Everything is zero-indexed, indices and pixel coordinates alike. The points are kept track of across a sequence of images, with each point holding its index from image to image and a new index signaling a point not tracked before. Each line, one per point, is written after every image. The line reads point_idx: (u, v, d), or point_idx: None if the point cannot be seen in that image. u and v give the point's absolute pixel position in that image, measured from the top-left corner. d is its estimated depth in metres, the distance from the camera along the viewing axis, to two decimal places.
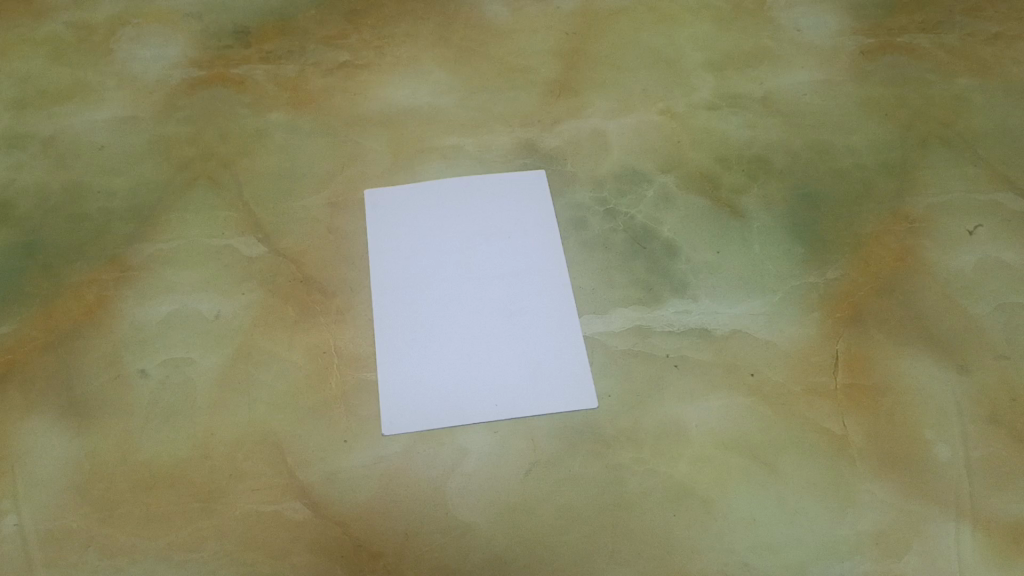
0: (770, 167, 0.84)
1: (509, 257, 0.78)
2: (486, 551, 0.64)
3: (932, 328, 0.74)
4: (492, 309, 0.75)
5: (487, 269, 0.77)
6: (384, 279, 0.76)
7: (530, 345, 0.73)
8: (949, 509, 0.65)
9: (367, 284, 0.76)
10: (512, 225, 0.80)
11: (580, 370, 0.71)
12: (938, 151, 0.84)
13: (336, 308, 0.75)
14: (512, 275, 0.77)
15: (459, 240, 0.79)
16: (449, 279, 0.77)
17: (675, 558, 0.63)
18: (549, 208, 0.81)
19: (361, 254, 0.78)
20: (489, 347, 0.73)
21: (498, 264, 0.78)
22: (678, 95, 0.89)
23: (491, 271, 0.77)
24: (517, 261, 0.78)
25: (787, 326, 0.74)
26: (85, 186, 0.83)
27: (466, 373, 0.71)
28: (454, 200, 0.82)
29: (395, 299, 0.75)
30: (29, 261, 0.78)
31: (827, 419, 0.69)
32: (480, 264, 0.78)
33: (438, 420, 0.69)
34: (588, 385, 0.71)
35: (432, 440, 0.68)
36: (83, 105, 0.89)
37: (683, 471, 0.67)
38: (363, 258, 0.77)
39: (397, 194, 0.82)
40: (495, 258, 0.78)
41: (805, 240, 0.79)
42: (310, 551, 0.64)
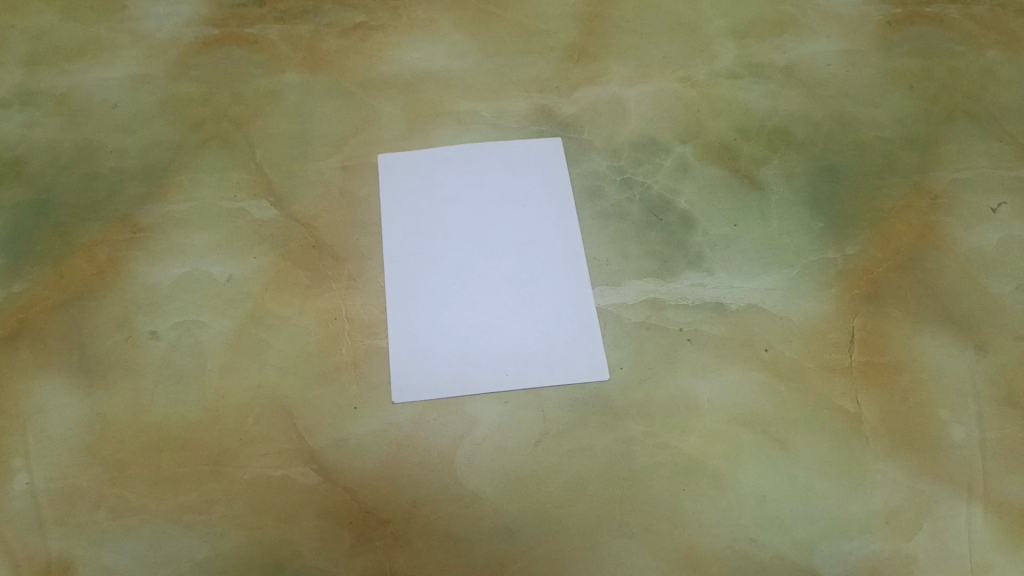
0: (790, 138, 0.82)
1: (522, 225, 0.77)
2: (494, 521, 0.64)
3: (951, 307, 0.72)
4: (504, 278, 0.74)
5: (499, 237, 0.76)
6: (397, 245, 0.76)
7: (542, 316, 0.72)
8: (961, 490, 0.65)
9: (379, 249, 0.75)
10: (526, 193, 0.79)
11: (591, 341, 0.71)
12: (963, 125, 0.82)
13: (348, 274, 0.74)
14: (526, 244, 0.76)
15: (472, 207, 0.78)
16: (462, 247, 0.76)
17: (683, 533, 0.63)
18: (563, 176, 0.80)
19: (374, 219, 0.77)
20: (500, 316, 0.72)
21: (511, 232, 0.77)
22: (699, 63, 0.88)
23: (504, 239, 0.76)
24: (530, 230, 0.77)
25: (804, 301, 0.73)
26: (97, 145, 0.82)
27: (478, 342, 0.71)
28: (468, 166, 0.81)
29: (407, 265, 0.75)
30: (41, 220, 0.77)
31: (841, 397, 0.69)
32: (494, 232, 0.77)
33: (449, 389, 0.69)
34: (599, 357, 0.70)
35: (442, 409, 0.68)
36: (96, 63, 0.88)
37: (694, 446, 0.67)
38: (376, 224, 0.77)
39: (410, 159, 0.81)
40: (508, 226, 0.77)
41: (824, 214, 0.77)
42: (318, 516, 0.64)
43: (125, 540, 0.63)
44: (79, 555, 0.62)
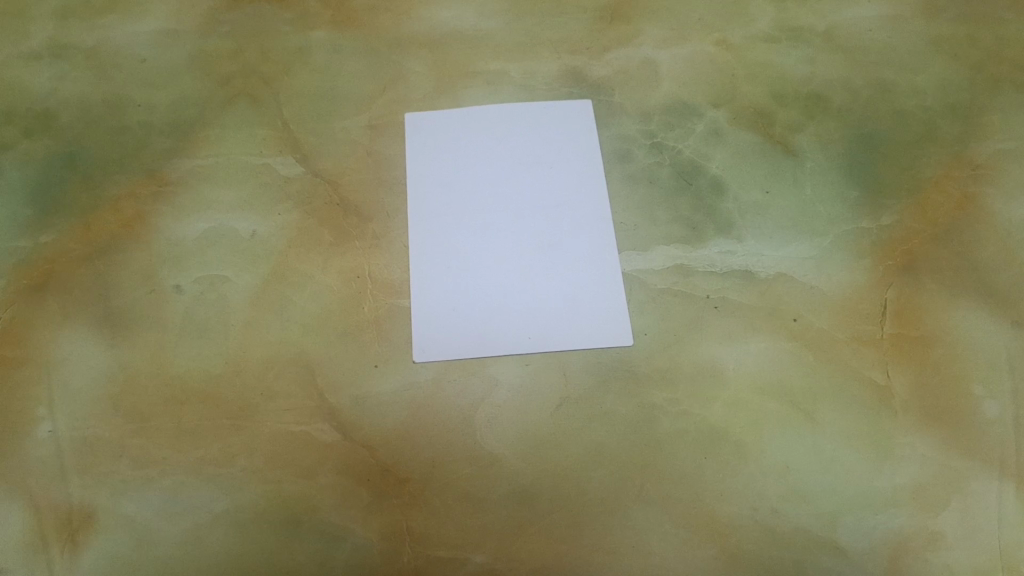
0: (828, 105, 0.80)
1: (549, 188, 0.76)
2: (512, 483, 0.63)
3: (989, 281, 0.70)
4: (531, 241, 0.73)
5: (525, 199, 0.75)
6: (421, 205, 0.75)
7: (569, 279, 0.71)
8: (993, 467, 0.63)
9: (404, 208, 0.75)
10: (556, 156, 0.78)
11: (616, 307, 0.70)
12: (1009, 94, 0.79)
13: (373, 231, 0.73)
14: (554, 206, 0.75)
15: (500, 169, 0.77)
16: (488, 207, 0.75)
17: (706, 501, 0.62)
18: (594, 140, 0.78)
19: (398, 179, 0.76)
20: (527, 279, 0.71)
21: (538, 194, 0.76)
22: (736, 26, 0.85)
23: (530, 202, 0.75)
24: (557, 193, 0.76)
25: (835, 271, 0.71)
26: (127, 98, 0.82)
27: (502, 304, 0.70)
28: (496, 127, 0.79)
29: (432, 225, 0.74)
30: (69, 172, 0.77)
31: (871, 369, 0.67)
32: (521, 194, 0.76)
33: (471, 351, 0.68)
34: (624, 322, 0.69)
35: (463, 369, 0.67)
36: (126, 18, 0.87)
37: (718, 414, 0.66)
38: (400, 183, 0.76)
39: (435, 120, 0.80)
40: (535, 189, 0.76)
41: (860, 182, 0.75)
42: (337, 473, 0.64)
43: (146, 490, 0.63)
44: (101, 504, 0.63)
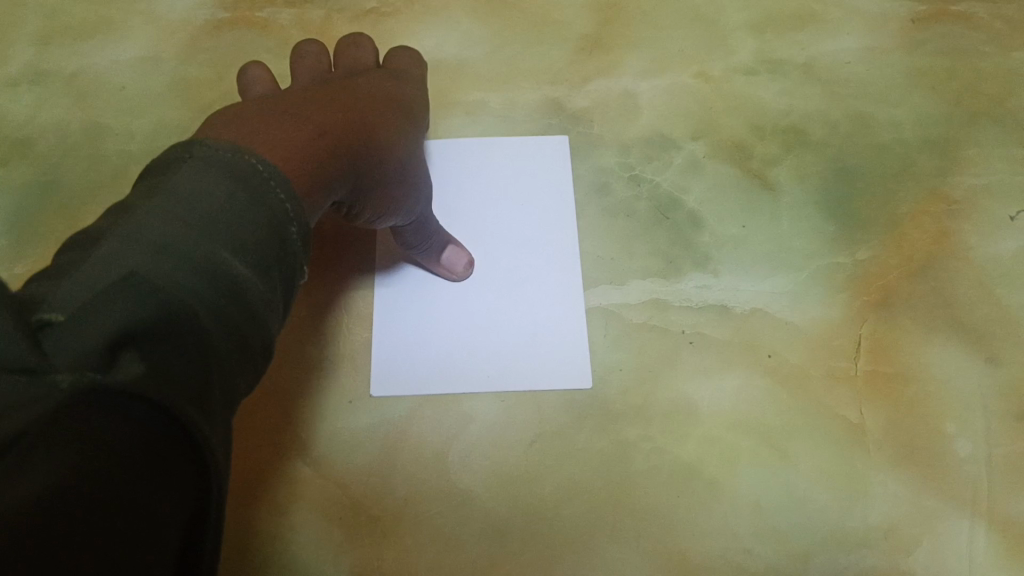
0: (806, 138, 0.80)
1: (519, 224, 0.76)
2: (484, 520, 0.63)
3: (964, 318, 0.71)
4: (500, 276, 0.73)
5: (495, 235, 0.75)
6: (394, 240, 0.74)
7: (536, 315, 0.71)
8: (965, 506, 0.64)
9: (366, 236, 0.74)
10: (525, 190, 0.78)
11: (579, 347, 0.69)
12: (986, 129, 0.80)
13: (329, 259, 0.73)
14: (522, 241, 0.75)
15: (472, 204, 0.77)
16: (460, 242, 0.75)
17: (678, 537, 0.62)
18: (562, 173, 0.78)
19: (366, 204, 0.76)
20: (496, 316, 0.71)
21: (508, 229, 0.76)
22: (717, 57, 0.85)
23: (499, 238, 0.75)
24: (527, 230, 0.76)
25: (811, 305, 0.71)
26: (105, 126, 0.82)
27: (473, 343, 0.70)
28: (468, 160, 0.79)
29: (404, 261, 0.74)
30: (47, 200, 0.78)
31: (845, 407, 0.67)
32: (491, 229, 0.76)
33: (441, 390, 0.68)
34: (585, 363, 0.69)
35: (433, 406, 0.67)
36: (106, 43, 0.86)
37: (691, 451, 0.66)
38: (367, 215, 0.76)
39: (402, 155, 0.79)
40: (505, 225, 0.76)
41: (837, 217, 0.75)
42: (308, 510, 0.63)
43: None
44: None
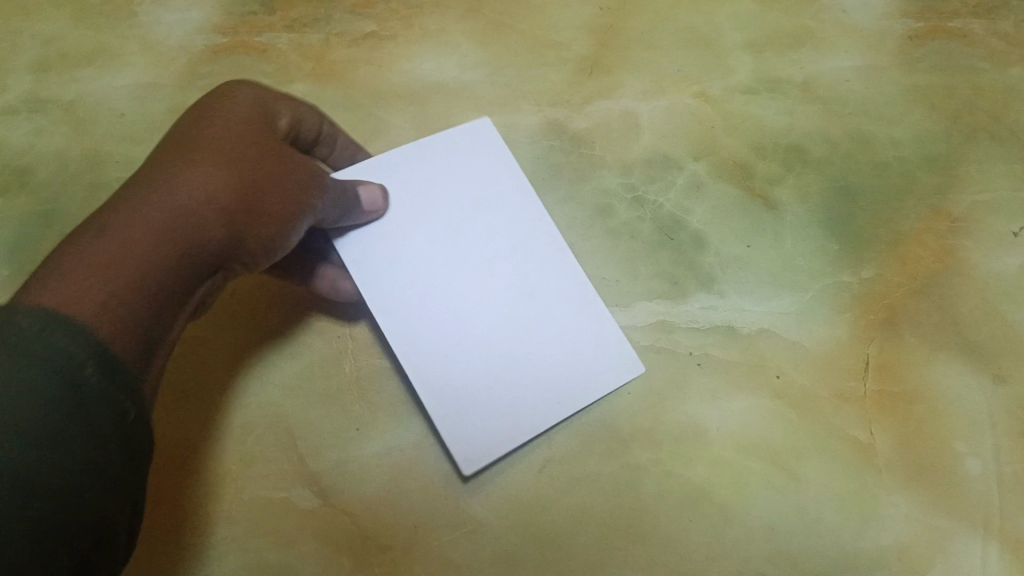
0: (807, 156, 0.80)
1: (501, 231, 0.75)
2: (495, 548, 0.63)
3: (970, 335, 0.71)
4: (509, 293, 0.72)
5: (482, 249, 0.74)
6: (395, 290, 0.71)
7: (558, 321, 0.72)
8: (976, 526, 0.64)
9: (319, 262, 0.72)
10: (488, 194, 0.76)
11: (614, 339, 0.70)
12: (986, 145, 0.80)
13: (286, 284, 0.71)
14: (513, 249, 0.74)
15: (450, 227, 0.75)
16: (459, 272, 0.73)
17: (688, 562, 0.63)
18: (509, 169, 0.78)
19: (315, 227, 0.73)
20: (522, 338, 0.71)
21: (495, 240, 0.74)
22: (715, 76, 0.85)
23: (488, 251, 0.74)
24: (512, 236, 0.75)
25: (816, 325, 0.71)
26: (105, 154, 0.81)
27: (508, 375, 0.69)
28: (426, 180, 0.76)
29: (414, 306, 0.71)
30: (48, 231, 0.78)
31: (854, 427, 0.67)
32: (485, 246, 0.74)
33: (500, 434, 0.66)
34: (627, 350, 0.70)
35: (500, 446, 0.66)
36: (103, 71, 0.86)
37: (701, 475, 0.65)
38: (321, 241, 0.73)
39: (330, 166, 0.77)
40: (488, 235, 0.75)
41: (841, 235, 0.76)
42: (317, 541, 0.63)
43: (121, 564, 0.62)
44: None
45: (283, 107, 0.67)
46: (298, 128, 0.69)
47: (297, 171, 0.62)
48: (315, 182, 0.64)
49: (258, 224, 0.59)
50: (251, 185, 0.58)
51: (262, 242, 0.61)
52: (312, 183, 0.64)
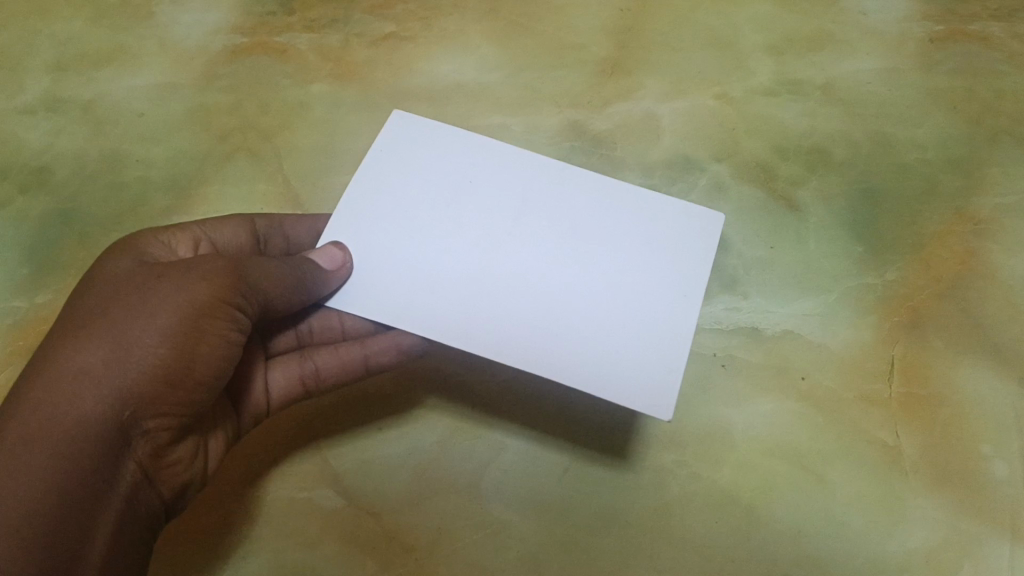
0: (829, 159, 0.80)
1: None
2: (521, 549, 0.62)
3: (995, 338, 0.70)
4: (551, 239, 0.62)
5: None
6: (442, 301, 0.60)
7: (626, 234, 0.63)
8: (1005, 529, 0.63)
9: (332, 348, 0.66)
10: (445, 160, 0.65)
11: None
12: (1007, 148, 0.80)
13: (303, 377, 0.65)
14: (522, 201, 0.64)
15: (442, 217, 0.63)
16: (489, 253, 0.61)
17: (715, 566, 0.62)
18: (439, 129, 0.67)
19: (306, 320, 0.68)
20: (604, 275, 0.61)
21: (497, 198, 0.64)
22: (735, 79, 0.84)
23: None
24: None
25: (842, 326, 0.71)
26: (124, 154, 0.81)
27: (617, 308, 0.60)
28: (381, 180, 0.64)
29: (474, 300, 0.60)
30: (66, 230, 0.77)
31: (880, 429, 0.67)
32: (496, 214, 0.63)
33: (661, 358, 0.58)
34: None
35: (674, 372, 0.57)
36: (122, 71, 0.86)
37: (727, 477, 0.65)
38: (322, 333, 0.69)
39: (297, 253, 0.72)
40: None
41: (864, 238, 0.75)
42: (341, 541, 0.63)
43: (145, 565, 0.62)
44: None
45: (188, 227, 0.65)
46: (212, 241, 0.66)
47: (172, 279, 0.55)
48: (198, 271, 0.55)
49: (153, 352, 0.53)
50: (128, 317, 0.53)
51: (178, 372, 0.54)
52: (198, 274, 0.55)
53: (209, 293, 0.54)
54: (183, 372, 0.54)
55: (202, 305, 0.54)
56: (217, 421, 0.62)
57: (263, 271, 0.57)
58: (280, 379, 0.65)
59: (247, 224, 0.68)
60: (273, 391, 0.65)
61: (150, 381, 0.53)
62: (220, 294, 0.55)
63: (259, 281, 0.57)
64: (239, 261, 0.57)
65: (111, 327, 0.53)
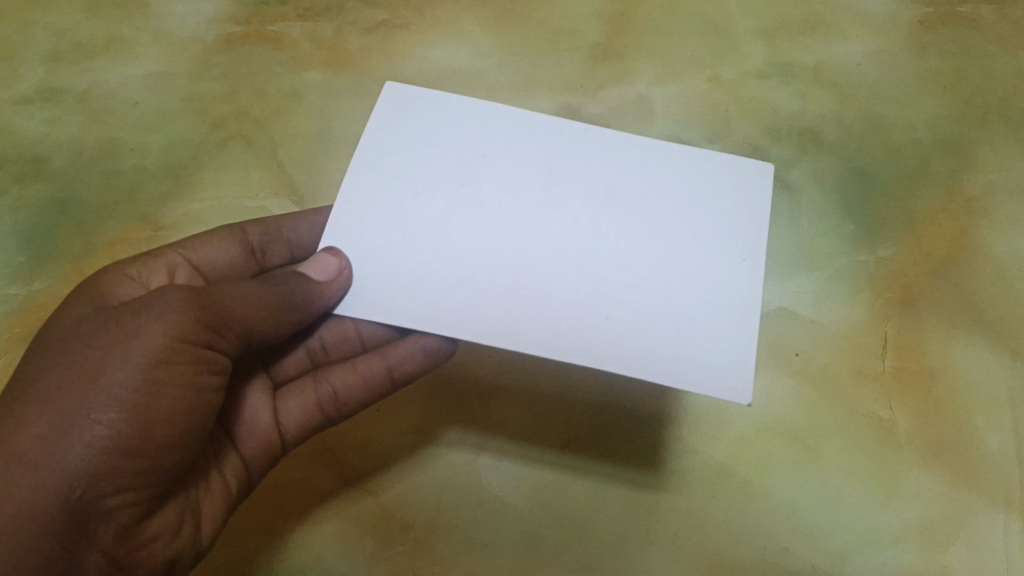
0: (821, 140, 0.80)
1: None
2: (519, 526, 0.63)
3: (988, 313, 0.71)
4: (588, 209, 0.58)
5: None
6: (483, 289, 0.55)
7: (669, 200, 0.59)
8: (998, 500, 0.64)
9: (348, 364, 0.63)
10: (454, 128, 0.61)
11: None
12: (998, 128, 0.80)
13: (320, 402, 0.62)
14: (548, 171, 0.60)
15: (466, 198, 0.59)
16: (525, 233, 0.57)
17: (712, 539, 0.63)
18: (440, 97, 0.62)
19: (316, 335, 0.64)
20: (657, 248, 0.57)
21: (522, 169, 0.60)
22: (727, 62, 0.85)
23: None
24: None
25: (835, 304, 0.71)
26: (119, 142, 0.81)
27: (675, 281, 0.56)
28: (389, 163, 0.60)
29: (520, 286, 0.55)
30: (62, 218, 0.77)
31: (874, 404, 0.67)
32: (524, 188, 0.59)
33: (732, 332, 0.54)
34: None
35: (749, 344, 0.54)
36: (117, 60, 0.86)
37: (723, 452, 0.65)
38: (338, 346, 0.65)
39: (304, 254, 0.68)
40: None
41: (856, 217, 0.76)
42: (338, 520, 0.63)
43: None
44: None
45: (167, 252, 0.61)
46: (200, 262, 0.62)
47: (124, 328, 0.48)
48: (152, 312, 0.48)
49: (110, 417, 0.46)
50: (78, 380, 0.47)
51: (143, 435, 0.47)
52: (162, 308, 0.49)
53: (169, 336, 0.48)
54: (152, 425, 0.47)
55: (162, 354, 0.48)
56: (205, 473, 0.56)
57: (231, 299, 0.51)
58: (295, 408, 0.61)
59: (236, 235, 0.64)
60: (287, 422, 0.61)
61: (109, 453, 0.46)
62: (184, 334, 0.48)
63: (229, 311, 0.50)
64: (202, 291, 0.50)
65: (61, 395, 0.47)
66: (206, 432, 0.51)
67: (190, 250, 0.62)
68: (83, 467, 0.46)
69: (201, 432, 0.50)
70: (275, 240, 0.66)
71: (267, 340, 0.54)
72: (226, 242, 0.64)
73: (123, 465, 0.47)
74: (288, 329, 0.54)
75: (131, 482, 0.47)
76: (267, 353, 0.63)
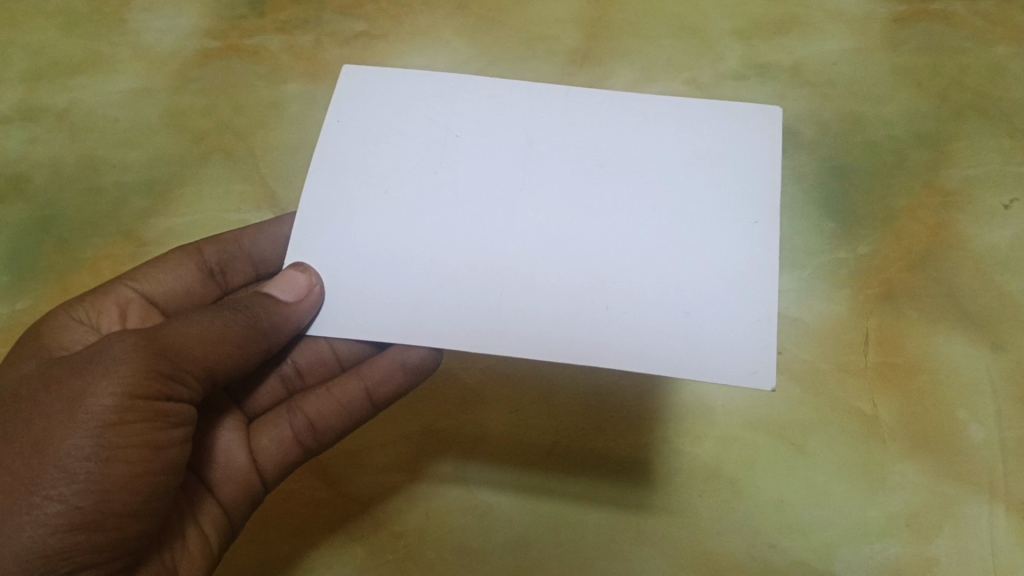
0: (798, 138, 0.81)
1: None
2: (508, 532, 0.63)
3: (968, 306, 0.71)
4: (577, 181, 0.57)
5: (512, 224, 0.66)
6: (470, 285, 0.54)
7: (671, 165, 0.58)
8: (982, 490, 0.64)
9: (324, 392, 0.63)
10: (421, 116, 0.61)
11: None
12: (973, 121, 0.81)
13: (296, 434, 0.63)
14: (528, 145, 0.59)
15: (444, 188, 0.57)
16: (511, 217, 0.56)
17: (701, 538, 0.63)
18: (412, 81, 0.62)
19: (288, 362, 0.64)
20: (658, 226, 0.55)
21: (501, 146, 0.59)
22: (704, 64, 0.86)
23: None
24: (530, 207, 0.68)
25: (816, 302, 0.72)
26: (100, 159, 0.82)
27: (682, 259, 0.54)
28: (360, 158, 0.59)
29: (509, 281, 0.54)
30: (45, 236, 0.77)
31: (858, 400, 0.67)
32: (509, 175, 0.58)
33: (750, 312, 0.52)
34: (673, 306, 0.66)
35: (770, 323, 0.52)
36: (96, 78, 0.86)
37: (708, 452, 0.66)
38: (314, 370, 0.65)
39: (264, 266, 0.69)
40: None
41: (835, 214, 0.76)
42: (328, 529, 0.64)
43: None
44: None
45: (119, 286, 0.61)
46: (155, 291, 0.63)
47: (69, 388, 0.47)
48: (97, 368, 0.47)
49: (61, 490, 0.45)
50: (27, 451, 0.46)
51: (101, 504, 0.46)
52: (104, 367, 0.47)
53: (118, 393, 0.47)
54: (111, 492, 0.47)
55: (112, 412, 0.47)
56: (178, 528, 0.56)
57: (184, 341, 0.50)
58: (270, 445, 0.62)
59: (188, 259, 0.65)
60: (266, 458, 0.62)
61: (68, 530, 0.46)
62: (133, 389, 0.47)
63: (182, 354, 0.49)
64: (152, 335, 0.49)
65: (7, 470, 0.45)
66: (173, 488, 0.51)
67: (143, 282, 0.63)
68: (39, 546, 0.45)
69: (164, 488, 0.50)
70: (233, 258, 0.67)
71: (233, 373, 0.53)
72: (182, 270, 0.65)
73: (84, 541, 0.46)
74: (254, 358, 0.54)
75: (94, 555, 0.47)
76: (239, 390, 0.64)
